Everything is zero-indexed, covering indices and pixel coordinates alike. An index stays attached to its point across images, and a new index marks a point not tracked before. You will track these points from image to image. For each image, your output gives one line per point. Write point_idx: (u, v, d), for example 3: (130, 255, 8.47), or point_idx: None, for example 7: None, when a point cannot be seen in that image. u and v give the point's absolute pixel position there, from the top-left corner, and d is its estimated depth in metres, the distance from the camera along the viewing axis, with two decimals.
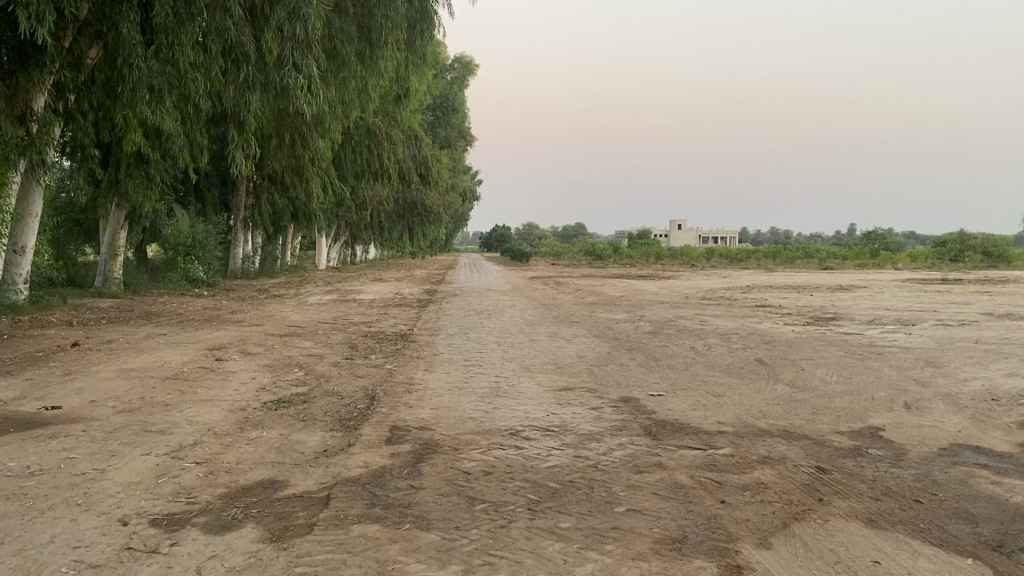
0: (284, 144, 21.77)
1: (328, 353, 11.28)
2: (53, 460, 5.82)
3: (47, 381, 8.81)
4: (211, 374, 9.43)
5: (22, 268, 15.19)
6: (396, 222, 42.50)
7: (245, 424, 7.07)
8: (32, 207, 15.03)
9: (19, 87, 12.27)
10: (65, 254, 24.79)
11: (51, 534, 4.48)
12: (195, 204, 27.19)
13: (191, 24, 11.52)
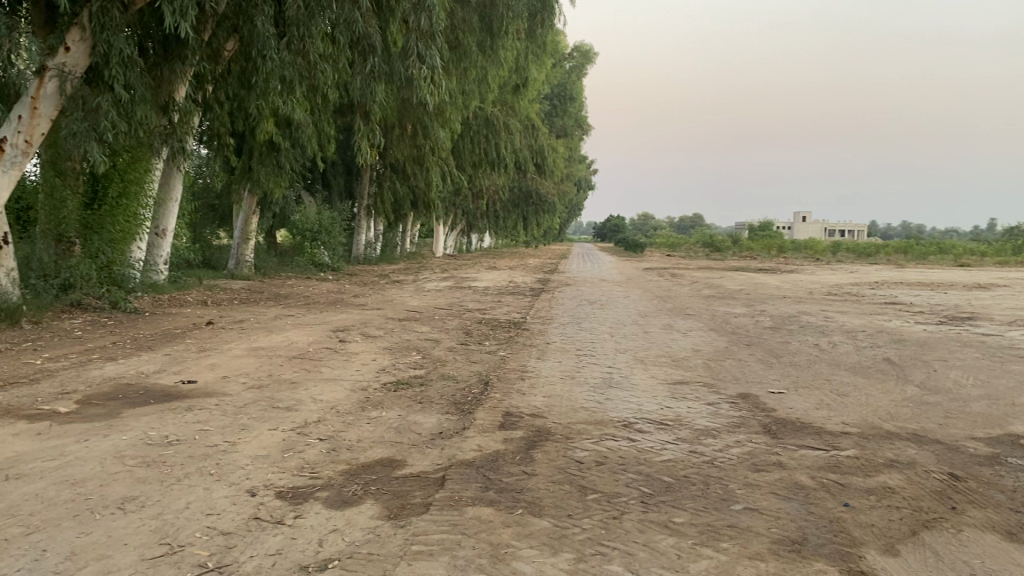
0: (406, 134, 22.23)
1: (443, 338, 11.49)
2: (189, 431, 6.18)
3: (184, 357, 9.36)
4: (333, 354, 9.79)
5: (163, 249, 16.20)
6: (512, 211, 42.81)
7: (366, 404, 7.29)
8: (172, 191, 15.97)
9: (164, 79, 13.00)
10: (201, 237, 26.20)
11: (186, 501, 4.76)
12: (321, 191, 28.17)
13: (322, 17, 11.97)
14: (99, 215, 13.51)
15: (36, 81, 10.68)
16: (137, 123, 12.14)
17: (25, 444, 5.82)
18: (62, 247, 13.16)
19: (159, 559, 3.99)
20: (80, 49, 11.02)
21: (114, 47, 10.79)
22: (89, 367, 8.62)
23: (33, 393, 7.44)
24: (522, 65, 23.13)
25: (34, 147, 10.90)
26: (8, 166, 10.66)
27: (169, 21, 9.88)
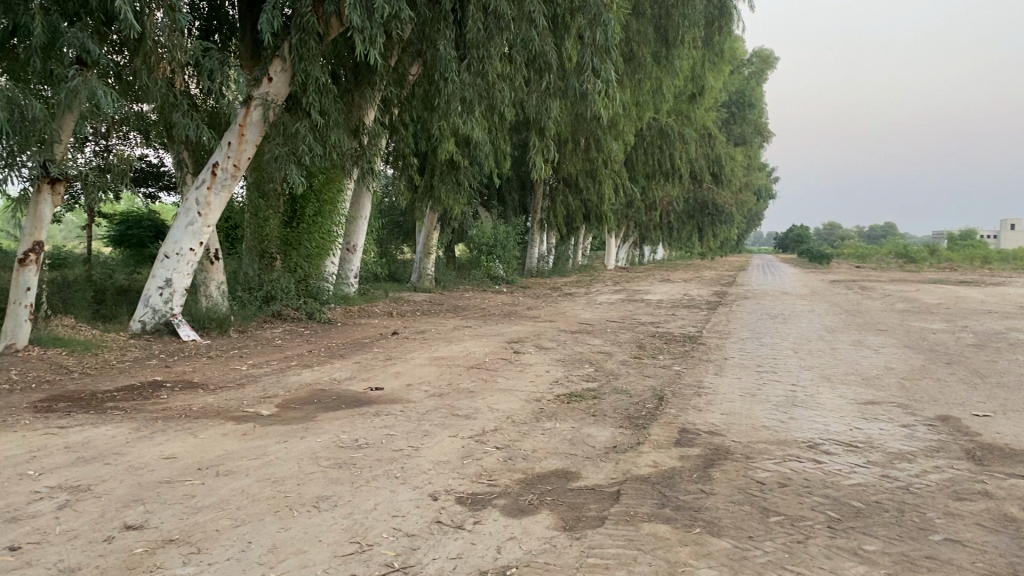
0: (580, 148, 22.47)
1: (617, 351, 11.47)
2: (376, 435, 6.51)
3: (372, 364, 9.89)
4: (509, 365, 10.01)
5: (352, 264, 17.21)
6: (687, 221, 42.04)
7: (541, 414, 7.40)
8: (361, 209, 16.92)
9: (355, 104, 13.81)
10: (386, 252, 27.60)
11: (374, 502, 5.02)
12: (496, 206, 28.92)
13: (500, 37, 12.33)
14: (297, 232, 14.50)
15: (243, 110, 11.63)
16: (331, 147, 12.96)
17: (233, 443, 6.35)
18: (265, 262, 14.24)
19: (350, 557, 4.23)
20: (281, 79, 11.92)
21: (310, 76, 11.59)
22: (288, 373, 9.30)
23: (239, 396, 8.10)
24: (697, 74, 22.74)
25: (242, 170, 11.85)
26: (219, 189, 11.67)
27: (359, 50, 10.52)
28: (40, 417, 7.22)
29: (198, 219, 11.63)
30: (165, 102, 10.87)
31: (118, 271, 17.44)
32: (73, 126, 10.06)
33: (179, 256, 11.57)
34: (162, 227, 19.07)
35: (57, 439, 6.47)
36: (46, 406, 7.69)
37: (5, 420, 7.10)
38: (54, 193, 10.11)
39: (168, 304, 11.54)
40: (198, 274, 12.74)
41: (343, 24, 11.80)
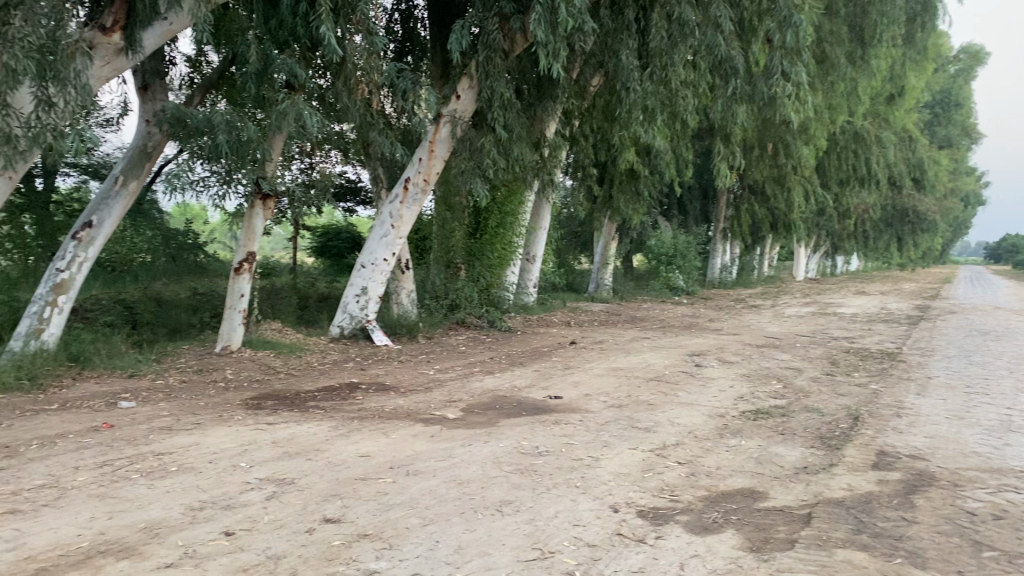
0: (766, 154, 21.70)
1: (807, 367, 10.95)
2: (556, 444, 6.58)
3: (552, 373, 10.00)
4: (691, 378, 9.80)
5: (532, 274, 17.48)
6: (884, 230, 39.44)
7: (725, 430, 7.20)
8: (541, 219, 17.17)
9: (537, 116, 14.06)
10: (565, 262, 27.90)
11: (556, 510, 5.06)
12: (677, 216, 28.51)
13: (684, 44, 12.16)
14: (481, 243, 14.94)
15: (433, 127, 12.11)
16: (514, 159, 13.25)
17: (422, 444, 6.63)
18: (450, 271, 14.78)
19: (533, 562, 4.29)
20: (468, 96, 12.32)
21: (496, 91, 11.91)
22: (471, 379, 9.58)
23: (426, 400, 8.44)
24: (897, 73, 21.35)
25: (430, 185, 12.30)
26: (410, 203, 12.20)
27: (542, 63, 10.72)
28: (251, 413, 7.85)
29: (390, 231, 12.23)
30: (363, 121, 11.61)
31: (319, 279, 18.68)
32: (282, 146, 10.93)
33: (374, 266, 12.22)
34: (358, 237, 20.20)
35: (265, 434, 7.01)
36: (256, 403, 8.36)
37: (221, 415, 7.78)
38: (265, 208, 11.02)
39: (363, 310, 12.24)
40: (389, 283, 13.43)
41: (527, 40, 12.06)
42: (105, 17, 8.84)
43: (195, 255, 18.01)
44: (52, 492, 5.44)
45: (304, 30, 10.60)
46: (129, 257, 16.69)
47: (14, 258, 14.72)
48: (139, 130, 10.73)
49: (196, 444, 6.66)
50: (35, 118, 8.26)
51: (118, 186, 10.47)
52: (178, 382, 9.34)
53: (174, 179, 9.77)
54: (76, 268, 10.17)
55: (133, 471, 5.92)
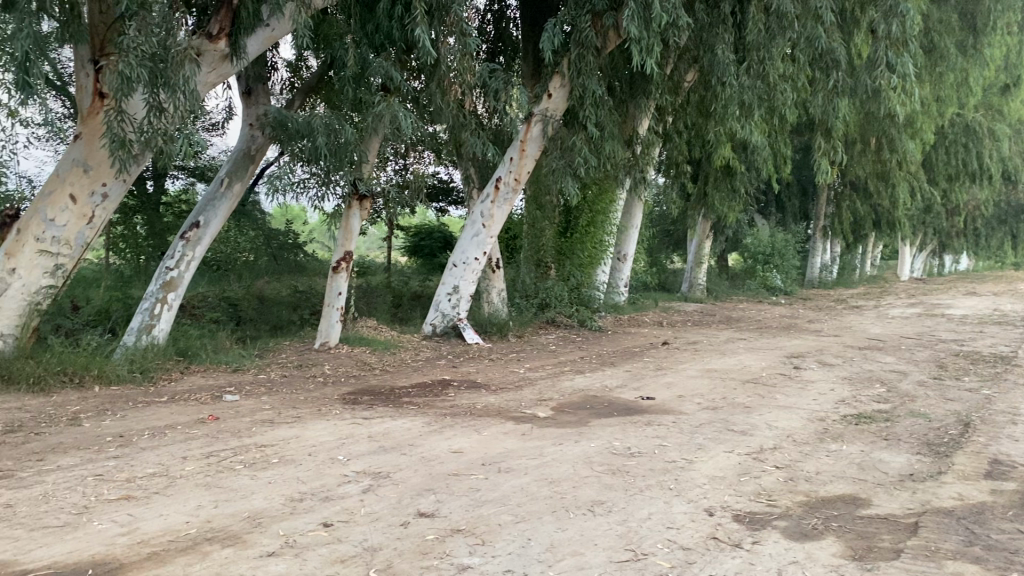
0: (869, 149, 20.94)
1: (913, 371, 10.50)
2: (649, 445, 6.50)
3: (644, 374, 9.89)
4: (789, 381, 9.54)
5: (624, 273, 17.35)
6: (996, 227, 37.51)
7: (826, 435, 6.97)
8: (633, 218, 17.02)
9: (629, 115, 13.92)
10: (658, 261, 27.60)
11: (649, 512, 5.00)
12: (774, 213, 27.82)
13: (783, 37, 11.84)
14: (571, 242, 14.91)
15: (524, 125, 12.15)
16: (605, 157, 13.17)
17: (514, 442, 6.65)
18: (540, 271, 14.91)
19: (626, 564, 4.25)
20: (560, 94, 12.35)
21: (588, 89, 11.90)
22: (563, 378, 9.57)
23: (518, 398, 8.47)
24: (1012, 62, 20.26)
25: (521, 184, 12.33)
26: (501, 203, 12.27)
27: (635, 60, 10.65)
28: (347, 408, 8.04)
29: (482, 231, 12.33)
30: (456, 122, 11.73)
31: (413, 278, 19.00)
32: (378, 147, 11.14)
33: (466, 265, 12.34)
34: (450, 237, 20.50)
35: (361, 428, 7.17)
36: (352, 398, 8.56)
37: (319, 409, 7.99)
38: (362, 208, 11.24)
39: (455, 309, 12.39)
40: (481, 282, 13.56)
41: (620, 36, 11.99)
42: (212, 25, 9.15)
43: (295, 255, 18.54)
44: (162, 480, 5.69)
45: (399, 33, 10.79)
46: (233, 256, 17.34)
47: (126, 254, 15.62)
48: (242, 134, 11.12)
49: (296, 437, 6.86)
50: (146, 123, 8.72)
51: (222, 188, 10.87)
52: (280, 377, 9.66)
53: (276, 181, 10.08)
54: (184, 267, 10.61)
55: (237, 462, 6.14)
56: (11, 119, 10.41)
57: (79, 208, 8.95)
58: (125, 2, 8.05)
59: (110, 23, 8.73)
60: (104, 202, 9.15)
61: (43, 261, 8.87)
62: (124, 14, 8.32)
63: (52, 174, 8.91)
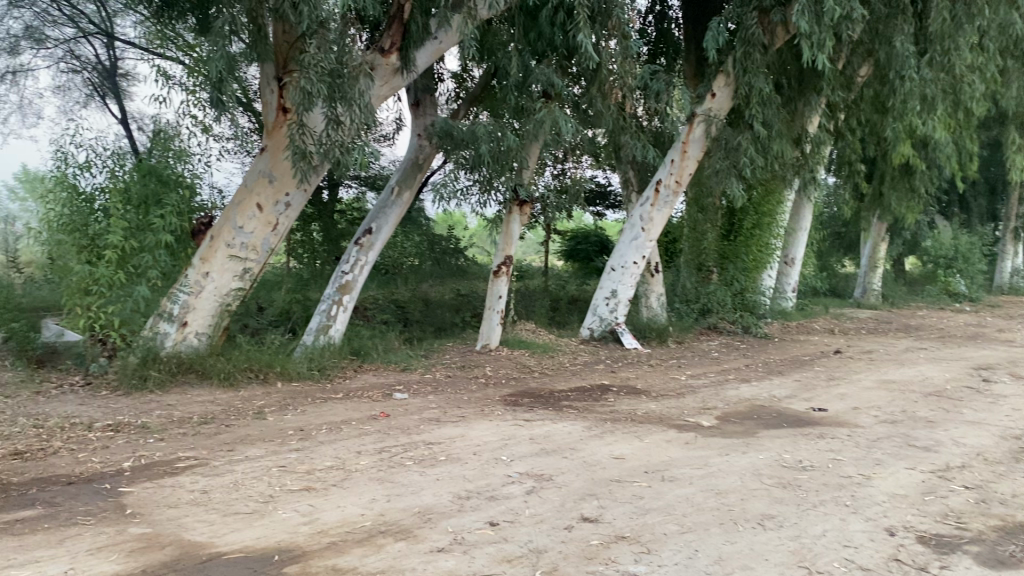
0: None
1: None
2: (822, 459, 6.21)
3: (815, 384, 9.46)
4: (978, 395, 8.85)
5: (791, 277, 16.71)
6: None
7: (1022, 455, 6.41)
8: (801, 220, 16.38)
9: (798, 112, 13.40)
10: (828, 266, 26.41)
11: (824, 528, 4.78)
12: (958, 214, 25.97)
13: (971, 25, 11.04)
14: (735, 246, 14.53)
15: (685, 128, 12.02)
16: (773, 157, 12.73)
17: (677, 450, 6.53)
18: (701, 275, 14.60)
19: None
20: (724, 94, 12.06)
21: (753, 87, 11.57)
22: (727, 387, 9.31)
23: (680, 406, 8.32)
24: None
25: (683, 186, 12.10)
26: (662, 206, 12.09)
27: (806, 56, 10.25)
28: (510, 409, 8.18)
29: (641, 234, 12.20)
30: (616, 126, 11.66)
31: (571, 282, 19.05)
32: (539, 152, 11.26)
33: (624, 269, 12.24)
34: (606, 241, 20.67)
35: (523, 430, 7.27)
36: (514, 400, 8.68)
37: (482, 410, 8.17)
38: (522, 213, 11.39)
39: (613, 313, 12.34)
40: (639, 286, 13.46)
41: (789, 32, 11.61)
42: (385, 39, 9.62)
43: (457, 260, 19.04)
44: (339, 473, 5.99)
45: (562, 39, 10.90)
46: (399, 261, 18.06)
47: (303, 258, 16.55)
48: (411, 144, 11.57)
49: (461, 436, 7.04)
50: (325, 135, 9.19)
51: (393, 196, 11.33)
52: (444, 377, 9.95)
53: (441, 188, 10.46)
54: (358, 271, 11.14)
55: (407, 458, 6.37)
56: (206, 135, 11.28)
57: (265, 216, 9.59)
58: (305, 22, 8.55)
59: (292, 42, 9.28)
60: (287, 211, 9.76)
61: (233, 265, 9.56)
62: (304, 32, 8.81)
63: (241, 185, 9.60)
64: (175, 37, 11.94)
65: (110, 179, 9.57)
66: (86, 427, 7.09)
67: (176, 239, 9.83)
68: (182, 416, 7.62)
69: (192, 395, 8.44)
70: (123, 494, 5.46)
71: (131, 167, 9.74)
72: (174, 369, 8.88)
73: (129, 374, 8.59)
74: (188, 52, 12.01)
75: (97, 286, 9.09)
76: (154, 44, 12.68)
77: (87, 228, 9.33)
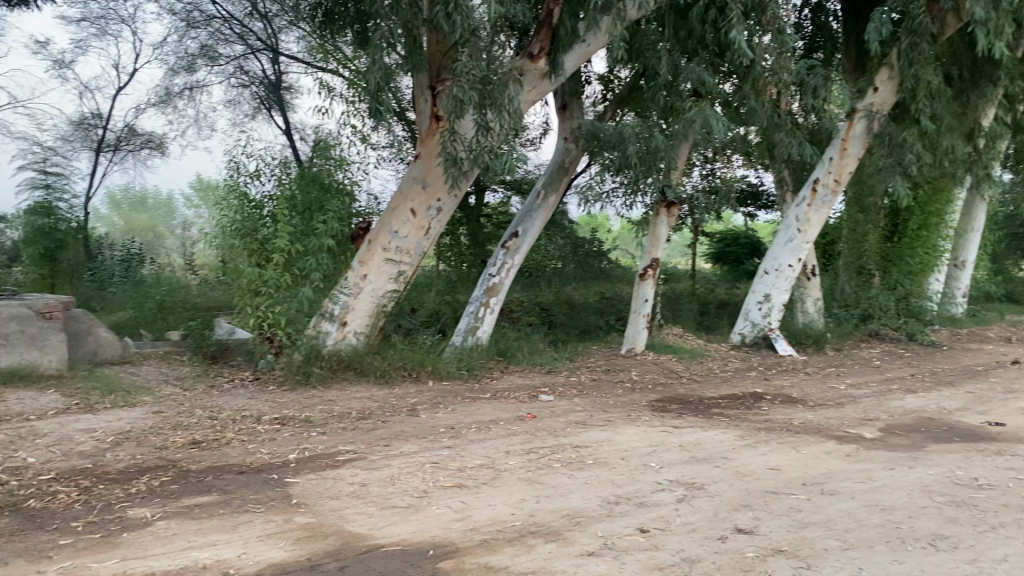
0: None
1: None
2: (1001, 477, 5.76)
3: (990, 396, 8.80)
4: None
5: (961, 281, 15.62)
6: None
7: None
8: (973, 220, 15.38)
9: (970, 104, 12.48)
10: (1003, 269, 24.53)
11: (1004, 553, 4.43)
12: None
13: None
14: (899, 248, 13.80)
15: (846, 124, 11.49)
16: (942, 154, 12.01)
17: (837, 463, 6.24)
18: (862, 278, 13.95)
19: None
20: (887, 88, 11.49)
21: (922, 80, 10.88)
22: (891, 397, 8.80)
23: (839, 416, 7.93)
24: None
25: (843, 185, 11.54)
26: (819, 206, 11.58)
27: (981, 45, 9.56)
28: (658, 415, 8.06)
29: (797, 235, 11.75)
30: (770, 123, 11.28)
31: (720, 286, 18.57)
32: (687, 153, 11.05)
33: (778, 272, 11.80)
34: (757, 243, 20.12)
35: (673, 437, 7.14)
36: (662, 405, 8.55)
37: (630, 414, 8.08)
38: (670, 215, 11.23)
39: (766, 318, 11.91)
40: (794, 290, 13.00)
41: (962, 19, 10.92)
42: (534, 45, 9.73)
43: (601, 263, 18.97)
44: (489, 472, 6.09)
45: (713, 36, 10.67)
46: (543, 263, 18.21)
47: (451, 261, 16.90)
48: (557, 148, 11.63)
49: (609, 440, 7.00)
50: (475, 141, 9.41)
51: (540, 200, 11.43)
52: (590, 380, 9.93)
53: (587, 192, 10.46)
54: (505, 273, 11.29)
55: (555, 461, 6.40)
56: (364, 144, 11.76)
57: (418, 221, 9.89)
58: (456, 32, 8.77)
59: (444, 51, 9.52)
60: (438, 216, 10.04)
61: (389, 268, 9.92)
62: (456, 41, 9.01)
63: (396, 192, 9.95)
64: (336, 51, 12.52)
65: (277, 187, 10.18)
66: (255, 419, 7.55)
67: (336, 242, 10.29)
68: (342, 412, 7.96)
69: (350, 392, 8.82)
70: (289, 485, 5.76)
71: (295, 175, 10.37)
72: (334, 366, 9.31)
73: (293, 370, 9.10)
74: (348, 65, 12.57)
75: (265, 288, 9.71)
76: (317, 58, 13.38)
77: (256, 233, 10.05)
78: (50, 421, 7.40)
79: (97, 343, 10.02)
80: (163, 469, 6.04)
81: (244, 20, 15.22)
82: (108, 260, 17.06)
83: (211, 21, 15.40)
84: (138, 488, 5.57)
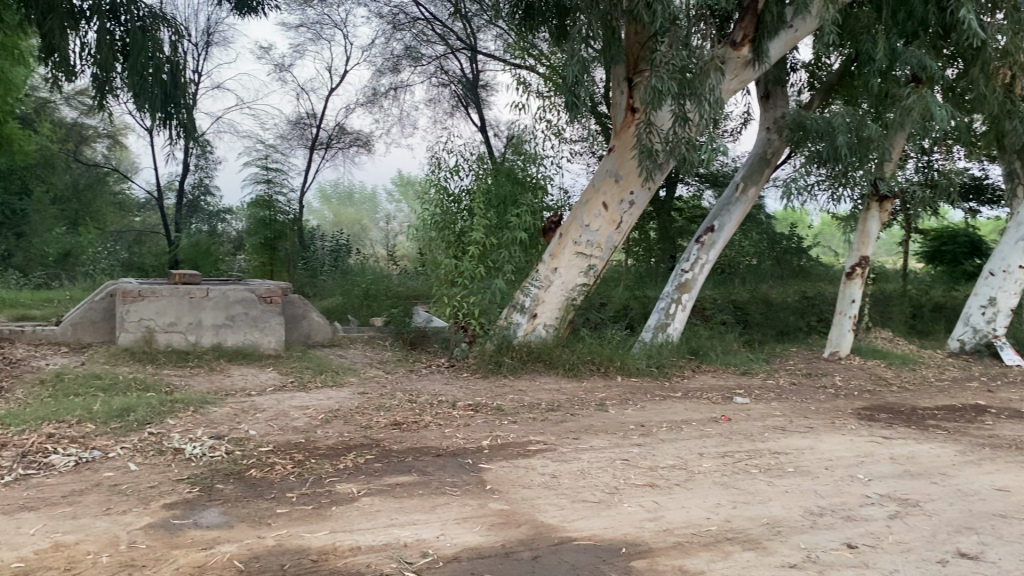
0: None
1: None
2: None
3: None
4: None
5: None
6: None
7: None
8: None
9: None
10: None
11: None
12: None
13: None
14: None
15: None
16: None
17: None
18: None
19: None
20: None
21: None
22: None
23: None
24: None
25: None
26: None
27: None
28: (865, 424, 7.55)
29: None
30: (1001, 110, 10.30)
31: (935, 287, 17.12)
32: (902, 143, 10.31)
33: (1006, 274, 10.75)
34: (978, 242, 18.38)
35: (883, 448, 6.65)
36: (868, 414, 8.01)
37: (833, 422, 7.63)
38: (882, 210, 10.54)
39: (990, 324, 10.87)
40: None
41: None
42: (737, 32, 9.43)
43: (800, 260, 18.11)
44: (682, 473, 5.93)
45: (938, 16, 9.86)
46: (737, 259, 17.63)
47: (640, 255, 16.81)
48: (759, 139, 11.20)
49: (811, 448, 6.63)
50: (672, 132, 9.17)
51: (738, 193, 11.01)
52: (788, 384, 9.46)
53: (790, 184, 9.95)
54: (698, 269, 10.93)
55: (752, 466, 6.14)
56: (558, 138, 11.84)
57: (610, 214, 9.82)
58: (659, 22, 8.66)
59: (643, 41, 9.42)
60: (631, 209, 9.92)
61: (579, 262, 9.93)
62: (656, 32, 8.91)
63: (589, 185, 9.93)
64: (532, 47, 12.67)
65: (474, 181, 10.43)
66: (450, 405, 7.80)
67: (529, 235, 10.49)
68: (532, 402, 8.07)
69: (541, 383, 8.93)
70: (483, 471, 5.88)
71: (490, 169, 10.52)
72: (525, 357, 9.45)
73: (485, 360, 9.36)
74: (544, 60, 12.69)
75: (461, 278, 10.18)
76: (513, 55, 13.64)
77: (454, 227, 10.36)
78: (269, 397, 8.02)
79: (310, 326, 10.72)
80: (368, 448, 6.36)
81: (445, 20, 15.79)
82: (320, 250, 17.86)
83: (415, 22, 16.09)
84: (345, 464, 5.90)
